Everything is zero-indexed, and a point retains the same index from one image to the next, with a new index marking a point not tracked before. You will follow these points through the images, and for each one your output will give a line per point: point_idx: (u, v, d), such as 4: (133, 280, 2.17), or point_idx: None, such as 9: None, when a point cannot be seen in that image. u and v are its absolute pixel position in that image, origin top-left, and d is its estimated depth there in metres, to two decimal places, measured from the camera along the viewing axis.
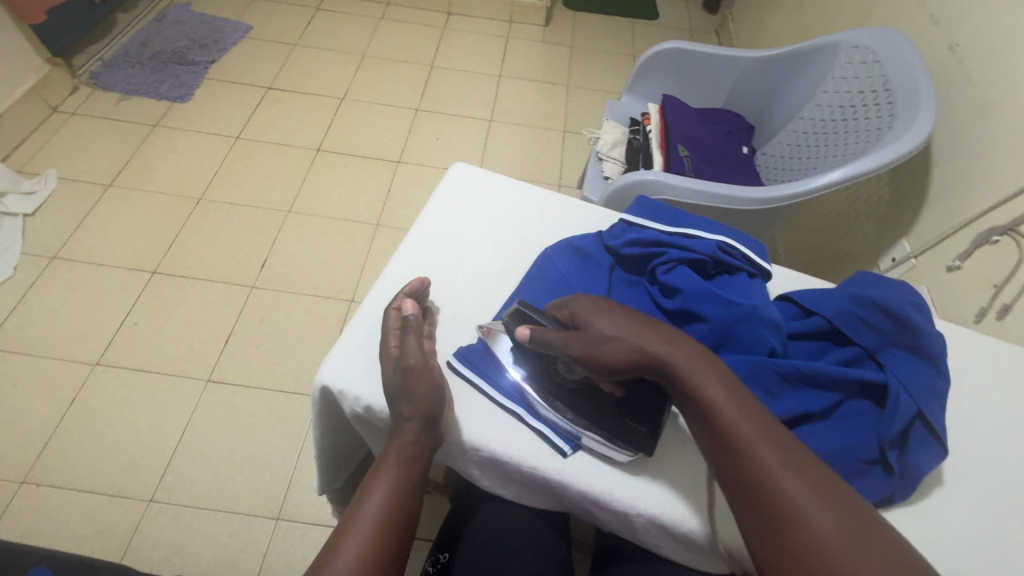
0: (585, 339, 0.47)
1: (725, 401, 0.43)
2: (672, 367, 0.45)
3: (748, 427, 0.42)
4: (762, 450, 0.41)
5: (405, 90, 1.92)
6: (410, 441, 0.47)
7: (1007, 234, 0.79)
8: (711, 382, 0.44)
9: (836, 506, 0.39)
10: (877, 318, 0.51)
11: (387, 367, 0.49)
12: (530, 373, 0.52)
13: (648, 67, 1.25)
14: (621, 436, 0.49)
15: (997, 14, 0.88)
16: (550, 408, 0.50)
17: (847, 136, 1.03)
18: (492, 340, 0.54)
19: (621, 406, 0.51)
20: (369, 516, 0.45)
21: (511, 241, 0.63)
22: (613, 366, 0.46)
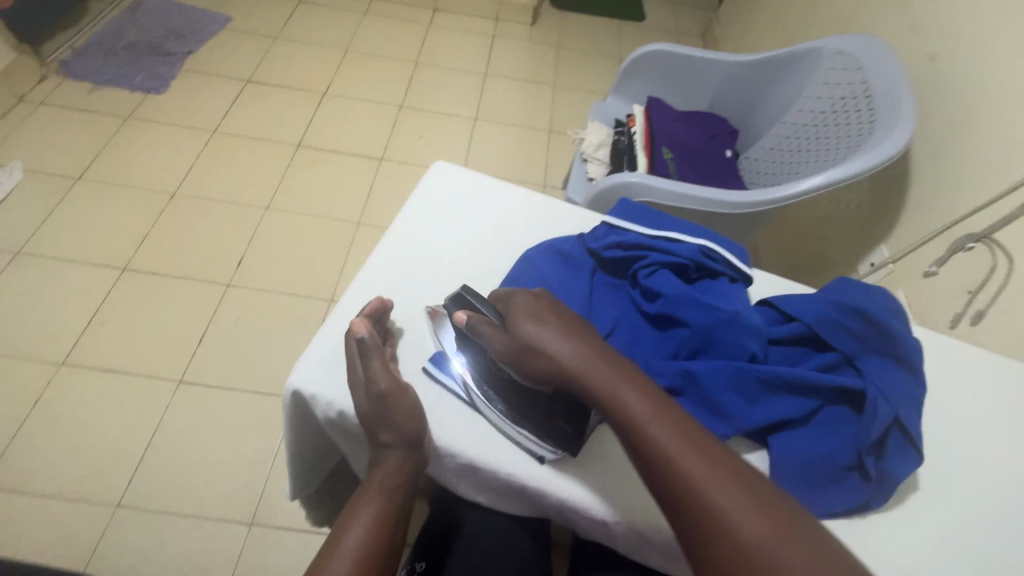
0: (512, 336, 0.46)
1: (646, 416, 0.41)
2: (592, 377, 0.44)
3: (674, 442, 0.40)
4: (691, 466, 0.39)
5: (390, 87, 1.89)
6: (394, 463, 0.47)
7: (981, 242, 0.80)
8: (634, 395, 0.43)
9: (774, 521, 0.36)
10: (856, 324, 0.51)
11: (354, 391, 0.47)
12: (471, 364, 0.51)
13: (633, 69, 1.24)
14: (548, 434, 0.49)
15: (975, 24, 0.90)
16: (490, 405, 0.49)
17: (828, 142, 1.04)
18: (439, 324, 0.53)
19: (560, 407, 0.49)
20: (353, 540, 0.44)
21: (491, 242, 0.61)
22: (536, 372, 0.45)
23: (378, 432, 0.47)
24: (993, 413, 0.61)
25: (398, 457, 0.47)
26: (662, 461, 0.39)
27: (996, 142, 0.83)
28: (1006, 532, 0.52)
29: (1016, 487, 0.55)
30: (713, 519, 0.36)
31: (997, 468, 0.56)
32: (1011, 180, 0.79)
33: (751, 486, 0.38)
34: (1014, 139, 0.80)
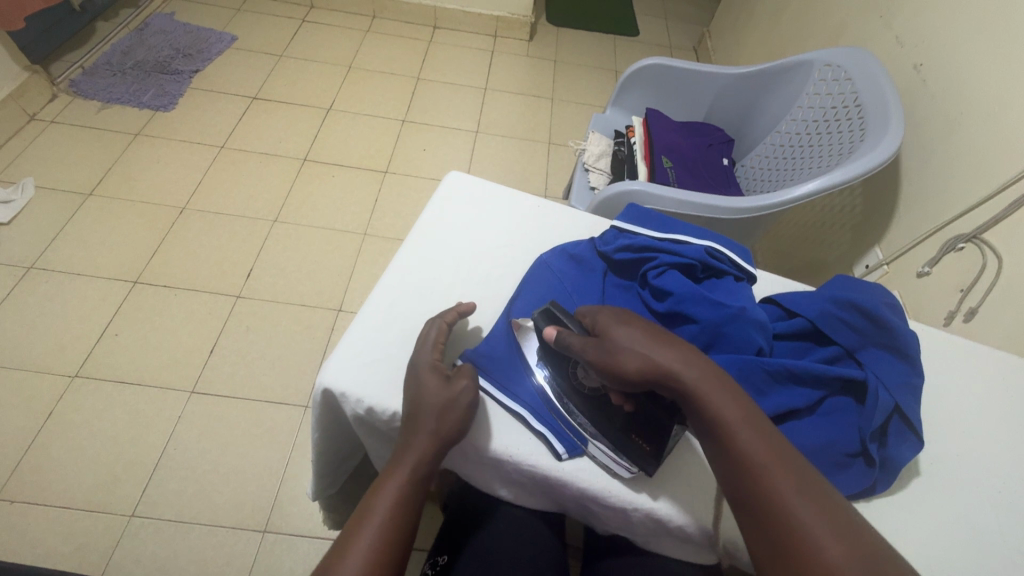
0: (596, 351, 0.47)
1: (742, 427, 0.42)
2: (687, 380, 0.45)
3: (766, 456, 0.41)
4: (782, 481, 0.40)
5: (392, 102, 1.94)
6: (426, 447, 0.46)
7: (971, 242, 0.84)
8: (729, 404, 0.44)
9: (862, 555, 0.36)
10: (856, 319, 0.54)
11: (427, 374, 0.49)
12: (553, 379, 0.52)
13: (632, 82, 1.29)
14: (627, 450, 0.49)
15: (957, 37, 0.95)
16: (570, 417, 0.51)
17: (821, 149, 1.08)
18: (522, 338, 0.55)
19: (637, 422, 0.49)
20: (376, 521, 0.42)
21: (506, 249, 0.64)
22: (629, 376, 0.45)
23: (416, 416, 0.47)
24: (991, 404, 0.63)
25: (427, 444, 0.46)
26: (754, 470, 0.41)
27: (981, 146, 0.86)
28: (1007, 516, 0.54)
29: (1016, 474, 0.57)
30: (800, 539, 0.38)
31: (998, 456, 0.59)
32: (996, 183, 0.83)
33: (844, 518, 0.38)
34: (996, 144, 0.84)
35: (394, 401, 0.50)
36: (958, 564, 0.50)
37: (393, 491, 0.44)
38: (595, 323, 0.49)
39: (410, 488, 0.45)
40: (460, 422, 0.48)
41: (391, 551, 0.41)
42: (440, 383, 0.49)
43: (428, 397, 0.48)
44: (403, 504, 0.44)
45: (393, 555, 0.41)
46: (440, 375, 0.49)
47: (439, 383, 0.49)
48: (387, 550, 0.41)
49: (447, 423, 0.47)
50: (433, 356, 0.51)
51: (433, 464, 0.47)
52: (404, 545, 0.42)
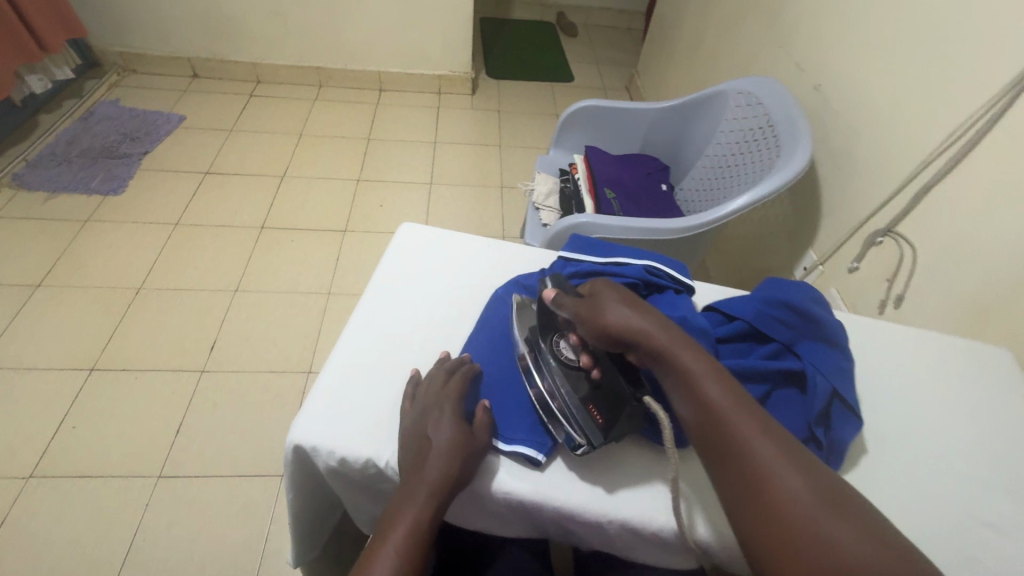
0: (584, 314, 0.54)
1: (699, 369, 0.48)
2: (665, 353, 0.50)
3: (720, 392, 0.47)
4: (745, 427, 0.44)
5: (346, 164, 1.99)
6: (431, 496, 0.47)
7: (888, 236, 0.93)
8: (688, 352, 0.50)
9: (838, 510, 0.39)
10: (788, 316, 0.59)
11: (446, 424, 0.50)
12: (538, 345, 0.56)
13: (569, 124, 1.38)
14: (584, 418, 0.52)
15: (846, 59, 1.07)
16: (542, 387, 0.54)
17: (744, 167, 1.18)
18: (523, 305, 0.60)
19: (598, 394, 0.53)
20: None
21: (462, 289, 0.66)
22: (606, 334, 0.52)
23: (421, 463, 0.48)
24: (931, 374, 0.68)
25: (432, 489, 0.47)
26: (720, 422, 0.45)
27: (880, 151, 0.97)
28: (954, 478, 0.58)
29: (958, 438, 0.62)
30: (751, 460, 0.43)
31: (940, 423, 0.63)
32: (898, 181, 0.93)
33: (805, 463, 0.42)
34: (892, 148, 0.94)
35: (368, 448, 0.51)
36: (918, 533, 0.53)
37: (394, 541, 0.45)
38: (593, 291, 0.56)
39: (414, 537, 0.45)
40: (468, 472, 0.50)
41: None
42: (457, 433, 0.50)
43: (439, 448, 0.49)
44: (405, 556, 0.44)
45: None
46: (456, 426, 0.51)
47: (450, 434, 0.50)
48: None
49: (458, 471, 0.49)
50: (453, 407, 0.52)
51: (437, 513, 0.47)
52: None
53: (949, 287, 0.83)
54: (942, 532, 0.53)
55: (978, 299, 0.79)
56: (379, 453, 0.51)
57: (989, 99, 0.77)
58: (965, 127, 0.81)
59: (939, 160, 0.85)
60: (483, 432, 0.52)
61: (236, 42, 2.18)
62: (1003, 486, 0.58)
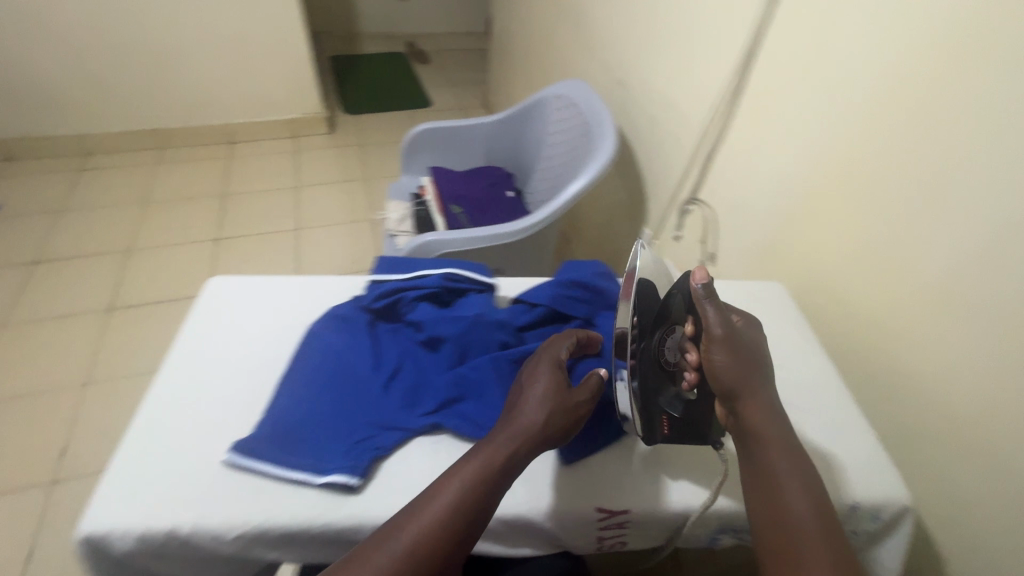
0: (709, 334, 0.56)
1: (779, 452, 0.52)
2: (768, 451, 0.52)
3: (785, 472, 0.51)
4: (808, 545, 0.47)
5: (201, 225, 1.88)
6: (513, 442, 0.49)
7: (694, 204, 1.04)
8: (772, 428, 0.53)
9: None
10: (580, 292, 0.64)
11: (544, 384, 0.53)
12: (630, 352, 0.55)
13: (412, 149, 1.41)
14: (653, 429, 0.57)
15: (635, 55, 1.20)
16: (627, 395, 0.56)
17: (573, 162, 1.27)
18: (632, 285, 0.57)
19: (678, 403, 0.58)
20: (431, 508, 0.46)
21: (277, 331, 0.65)
22: (719, 363, 0.55)
23: (518, 409, 0.52)
24: None
25: (503, 451, 0.49)
26: (787, 528, 0.48)
27: (674, 130, 1.09)
28: None
29: None
30: (802, 534, 0.47)
31: None
32: (691, 154, 1.05)
33: None
34: (680, 127, 1.06)
35: (172, 518, 0.49)
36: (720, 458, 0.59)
37: (448, 494, 0.46)
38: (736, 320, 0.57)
39: (479, 481, 0.47)
40: (557, 427, 0.51)
41: (431, 542, 0.44)
42: (546, 398, 0.52)
43: (540, 396, 0.52)
44: (446, 520, 0.45)
45: (428, 548, 0.44)
46: (559, 380, 0.53)
47: (551, 386, 0.53)
48: (429, 539, 0.44)
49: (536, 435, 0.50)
50: (550, 376, 0.53)
51: (516, 462, 0.49)
52: (450, 542, 0.45)
53: (742, 238, 0.95)
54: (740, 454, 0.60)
55: (761, 244, 0.91)
56: (184, 521, 0.49)
57: (732, 74, 0.91)
58: (721, 100, 0.94)
59: (712, 129, 0.97)
60: (585, 390, 0.54)
61: (53, 115, 2.00)
62: (784, 401, 0.66)
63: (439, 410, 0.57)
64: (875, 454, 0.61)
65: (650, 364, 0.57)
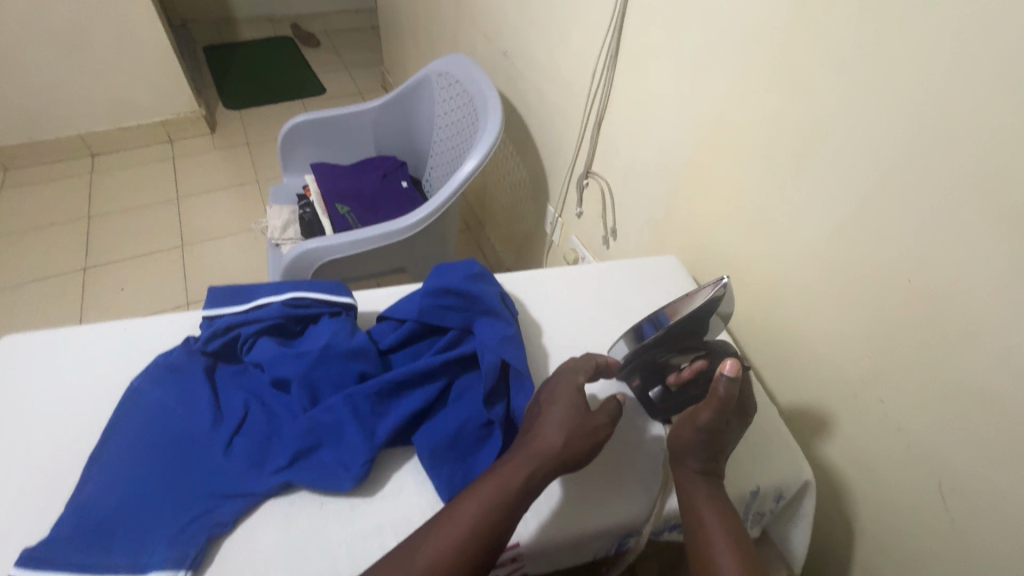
0: (696, 415, 0.50)
1: (710, 496, 0.49)
2: (701, 493, 0.49)
3: (717, 521, 0.47)
4: None
5: (64, 254, 1.65)
6: (534, 463, 0.45)
7: (590, 177, 1.00)
8: (709, 495, 0.49)
9: None
10: (449, 300, 0.57)
11: (571, 403, 0.49)
12: (659, 322, 0.54)
13: (290, 145, 1.27)
14: (626, 375, 0.57)
15: (515, 22, 1.12)
16: (633, 338, 0.56)
17: (465, 144, 1.17)
18: (703, 294, 0.51)
19: (655, 387, 0.56)
20: (451, 532, 0.42)
21: (84, 395, 0.53)
22: (683, 438, 0.50)
23: (541, 423, 0.48)
24: (628, 294, 0.70)
25: (524, 467, 0.45)
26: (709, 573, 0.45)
27: (562, 101, 1.02)
28: None
29: None
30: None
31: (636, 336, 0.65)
32: (580, 126, 0.99)
33: None
34: (568, 97, 1.00)
35: None
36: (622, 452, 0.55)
37: (467, 515, 0.43)
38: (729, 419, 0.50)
39: (501, 505, 0.43)
40: (578, 451, 0.47)
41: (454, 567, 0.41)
42: (575, 415, 0.48)
43: (560, 416, 0.48)
44: (460, 541, 0.42)
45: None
46: (579, 401, 0.49)
47: (569, 407, 0.49)
48: (449, 563, 0.41)
49: (563, 451, 0.46)
50: (576, 397, 0.49)
51: (534, 485, 0.45)
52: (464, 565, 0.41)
53: (637, 210, 0.91)
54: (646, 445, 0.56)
55: (656, 215, 0.87)
56: None
57: (608, 39, 0.84)
58: (602, 64, 0.87)
59: (597, 97, 0.91)
60: (603, 412, 0.49)
61: None
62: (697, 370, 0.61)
63: (291, 464, 0.48)
64: (778, 426, 0.58)
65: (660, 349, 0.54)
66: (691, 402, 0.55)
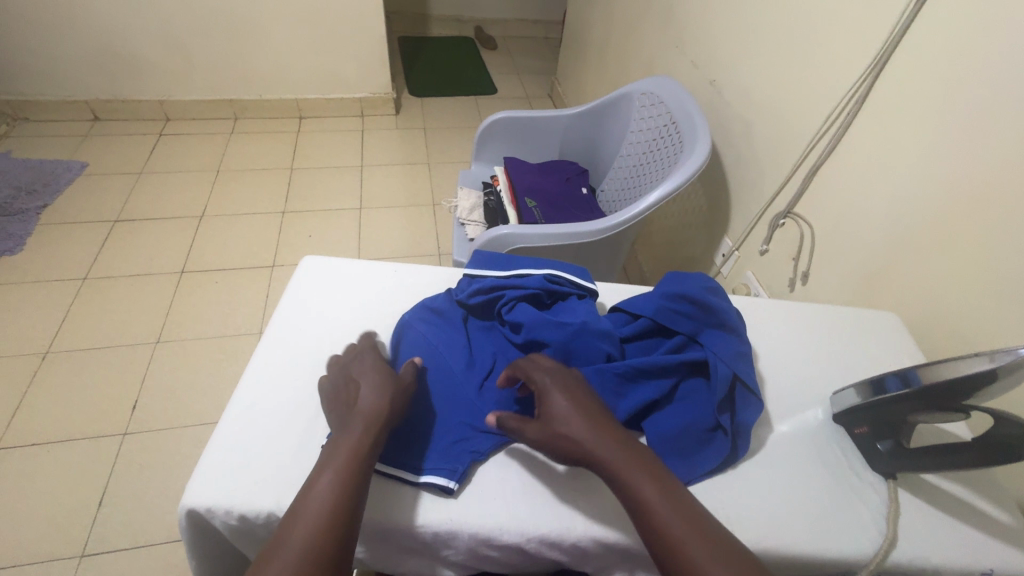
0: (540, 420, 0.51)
1: (613, 454, 0.48)
2: (607, 459, 0.47)
3: (639, 477, 0.46)
4: (673, 525, 0.44)
5: (269, 197, 1.93)
6: (365, 425, 0.49)
7: (788, 218, 0.98)
8: (609, 456, 0.48)
9: None
10: (688, 307, 0.60)
11: (366, 384, 0.52)
12: (904, 382, 0.52)
13: (487, 136, 1.39)
14: (850, 421, 0.58)
15: (733, 55, 1.13)
16: (869, 389, 0.56)
17: (655, 164, 1.21)
18: (969, 365, 0.48)
19: (882, 438, 0.56)
20: (309, 508, 0.43)
21: (366, 318, 0.64)
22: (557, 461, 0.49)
23: (353, 402, 0.50)
24: (841, 347, 0.69)
25: (357, 436, 0.48)
26: (649, 521, 0.44)
27: (773, 138, 1.02)
28: None
29: None
30: (666, 530, 0.44)
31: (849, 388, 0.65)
32: (790, 165, 0.98)
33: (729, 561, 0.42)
34: (781, 135, 1.00)
35: (271, 500, 0.49)
36: (842, 493, 0.55)
37: (325, 486, 0.44)
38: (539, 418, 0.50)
39: (347, 472, 0.45)
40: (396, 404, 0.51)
41: (342, 518, 0.43)
42: (375, 389, 0.51)
43: (371, 385, 0.52)
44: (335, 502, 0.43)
45: (319, 553, 0.41)
46: (380, 376, 0.53)
47: (377, 374, 0.53)
48: (335, 519, 0.43)
49: (376, 416, 0.49)
50: (371, 379, 0.52)
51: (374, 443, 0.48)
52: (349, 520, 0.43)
53: (843, 259, 0.88)
54: (868, 493, 0.55)
55: (867, 268, 0.84)
56: (282, 505, 0.49)
57: (852, 85, 0.83)
58: (838, 109, 0.86)
59: (820, 141, 0.91)
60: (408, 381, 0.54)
61: (136, 79, 2.07)
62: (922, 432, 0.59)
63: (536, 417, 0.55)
64: (1012, 519, 0.55)
65: (897, 407, 0.53)
66: (923, 467, 0.53)
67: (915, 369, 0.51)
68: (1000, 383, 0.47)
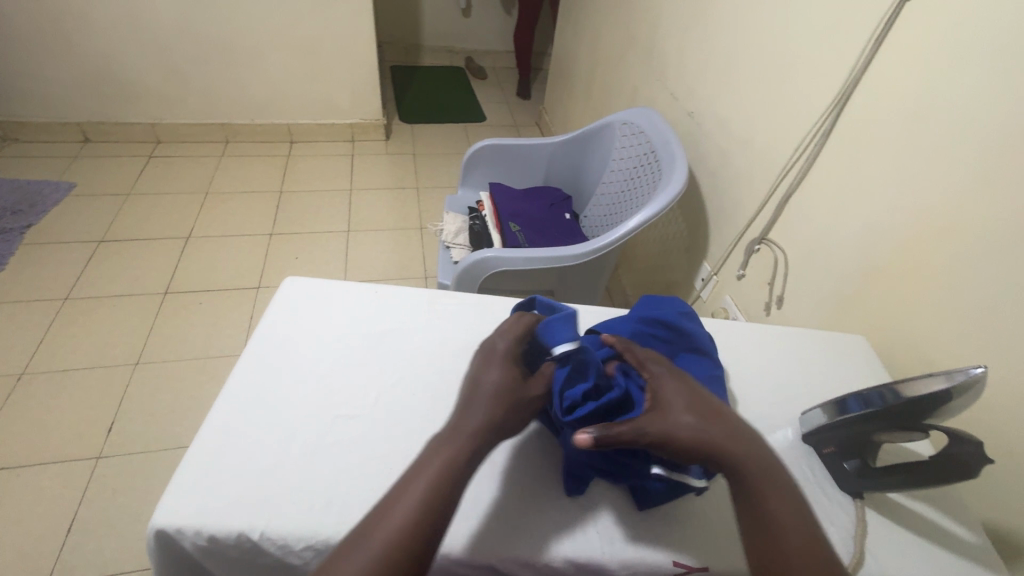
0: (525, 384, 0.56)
1: (749, 459, 0.49)
2: (740, 458, 0.49)
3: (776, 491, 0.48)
4: (789, 539, 0.45)
5: (258, 219, 1.94)
6: (467, 433, 0.50)
7: (763, 243, 1.01)
8: (741, 459, 0.49)
9: None
10: (662, 331, 0.62)
11: (497, 369, 0.55)
12: (866, 404, 0.54)
13: (474, 163, 1.42)
14: (819, 442, 0.59)
15: (709, 88, 1.19)
16: (836, 409, 0.57)
17: (636, 191, 1.25)
18: (930, 385, 0.49)
19: (850, 458, 0.57)
20: (406, 493, 0.45)
21: (348, 338, 0.65)
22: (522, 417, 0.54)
23: (478, 389, 0.54)
24: (811, 369, 0.71)
25: (469, 434, 0.50)
26: (766, 523, 0.46)
27: (747, 168, 1.06)
28: None
29: None
30: (780, 534, 0.45)
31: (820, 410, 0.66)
32: (764, 193, 1.02)
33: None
34: (755, 165, 1.04)
35: (243, 521, 0.49)
36: (814, 514, 0.55)
37: (426, 477, 0.46)
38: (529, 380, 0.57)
39: (448, 466, 0.47)
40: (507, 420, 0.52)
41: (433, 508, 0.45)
42: (509, 379, 0.55)
43: (492, 390, 0.53)
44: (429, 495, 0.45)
45: (408, 538, 0.43)
46: (513, 370, 0.55)
47: (502, 377, 0.54)
48: (425, 510, 0.44)
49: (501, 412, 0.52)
50: (500, 371, 0.55)
51: (478, 453, 0.50)
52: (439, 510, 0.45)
53: (816, 284, 0.91)
54: (837, 512, 0.56)
55: (838, 293, 0.87)
56: (253, 525, 0.49)
57: (819, 119, 0.88)
58: (806, 141, 0.90)
59: (791, 171, 0.95)
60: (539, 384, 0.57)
61: (129, 103, 2.09)
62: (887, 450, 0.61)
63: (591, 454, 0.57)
64: (975, 535, 0.56)
65: (862, 428, 0.55)
66: (889, 486, 0.55)
67: (888, 387, 0.52)
68: (956, 402, 0.49)
